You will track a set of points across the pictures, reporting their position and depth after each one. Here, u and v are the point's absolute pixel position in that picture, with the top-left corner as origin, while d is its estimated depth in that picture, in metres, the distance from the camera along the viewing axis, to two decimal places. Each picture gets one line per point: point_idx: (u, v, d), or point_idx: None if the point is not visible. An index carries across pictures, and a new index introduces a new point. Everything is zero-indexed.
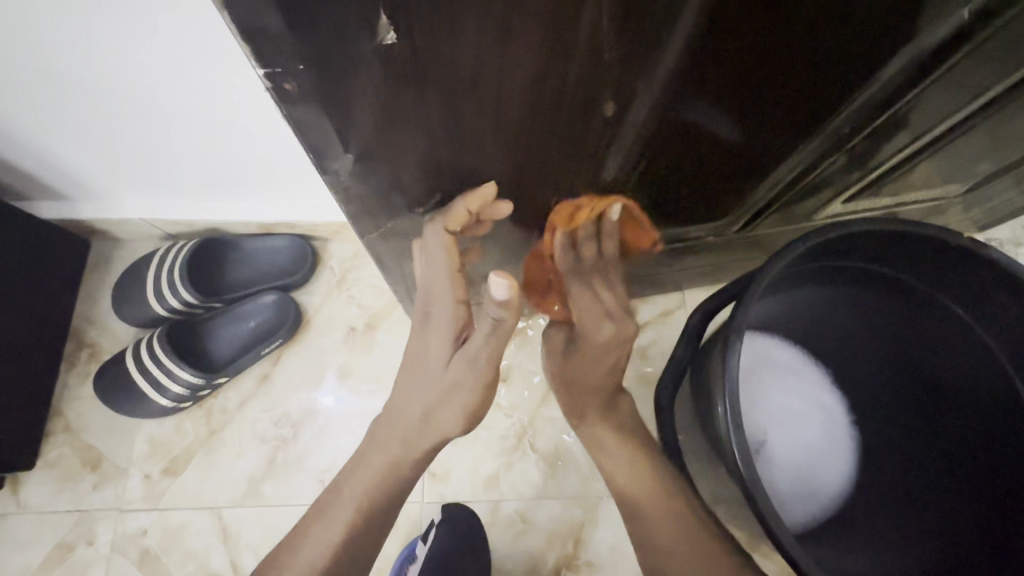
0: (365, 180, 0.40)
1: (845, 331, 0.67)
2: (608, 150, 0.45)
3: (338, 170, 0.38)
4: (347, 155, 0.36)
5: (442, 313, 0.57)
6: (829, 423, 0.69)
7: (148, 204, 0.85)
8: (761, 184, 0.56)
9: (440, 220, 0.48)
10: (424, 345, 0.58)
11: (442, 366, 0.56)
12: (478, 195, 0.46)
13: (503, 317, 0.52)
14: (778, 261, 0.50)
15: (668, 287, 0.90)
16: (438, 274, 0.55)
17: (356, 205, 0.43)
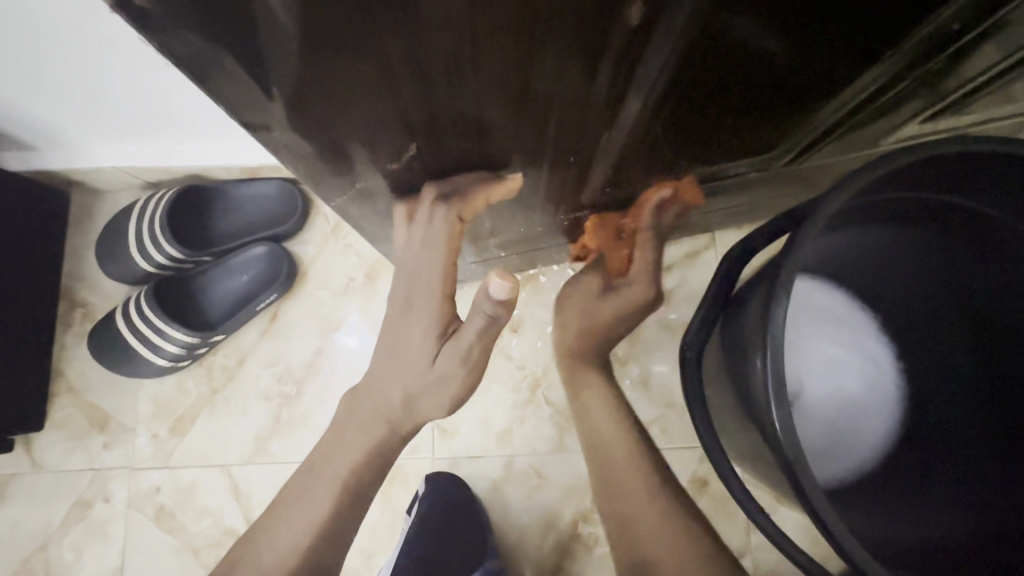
0: (309, 137, 0.32)
1: (899, 268, 0.54)
2: (629, 79, 0.34)
3: (267, 124, 0.30)
4: (270, 104, 0.28)
5: (425, 305, 0.53)
6: (872, 373, 0.58)
7: (119, 151, 0.77)
8: (824, 108, 0.45)
9: (454, 203, 0.45)
10: (405, 334, 0.54)
11: (429, 359, 0.54)
12: (501, 182, 0.45)
13: (496, 314, 0.50)
14: (838, 202, 0.41)
15: (697, 226, 0.80)
16: (432, 264, 0.51)
17: (307, 165, 0.35)
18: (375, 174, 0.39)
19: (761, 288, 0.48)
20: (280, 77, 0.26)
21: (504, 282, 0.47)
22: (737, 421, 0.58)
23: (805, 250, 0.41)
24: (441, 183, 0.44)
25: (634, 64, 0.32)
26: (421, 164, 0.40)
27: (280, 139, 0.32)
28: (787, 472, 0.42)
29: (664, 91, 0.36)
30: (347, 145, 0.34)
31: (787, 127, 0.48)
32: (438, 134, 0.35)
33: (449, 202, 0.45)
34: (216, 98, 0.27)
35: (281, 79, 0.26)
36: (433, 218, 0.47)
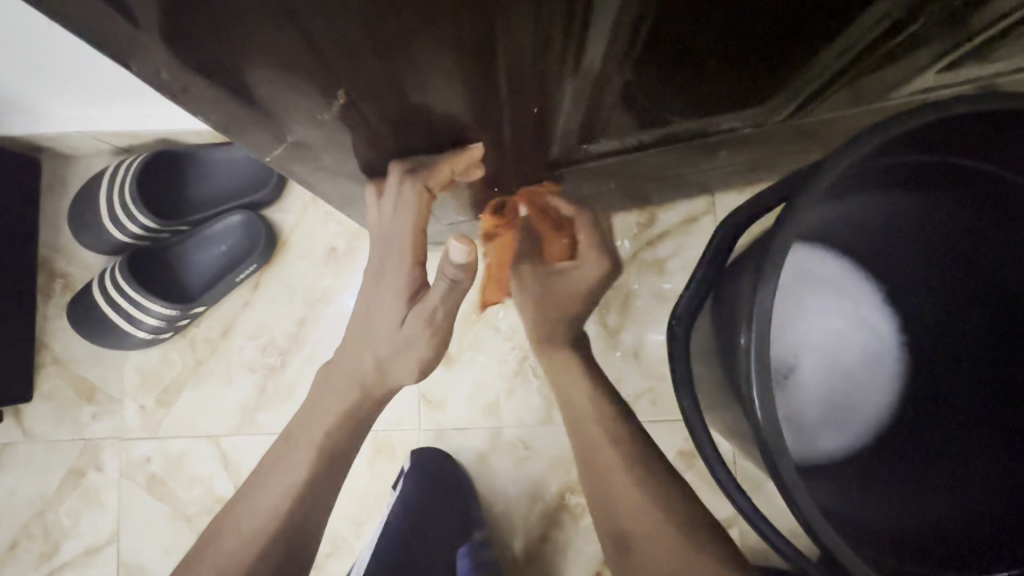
0: (210, 82, 0.27)
1: (903, 236, 0.50)
2: (592, 13, 0.29)
3: (155, 64, 0.25)
4: (144, 33, 0.23)
5: (395, 270, 0.50)
6: (873, 349, 0.54)
7: (82, 115, 0.74)
8: (830, 49, 0.40)
9: (423, 174, 0.42)
10: (375, 303, 0.52)
11: (397, 325, 0.51)
12: (467, 152, 0.43)
13: (458, 280, 0.51)
14: (839, 160, 0.36)
15: (693, 189, 0.75)
16: (399, 229, 0.48)
17: (222, 117, 0.30)
18: (309, 127, 0.33)
19: (752, 258, 0.44)
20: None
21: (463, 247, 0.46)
22: (727, 399, 0.55)
23: (802, 213, 0.37)
24: (409, 160, 0.41)
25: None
26: (367, 118, 0.35)
27: (178, 86, 0.27)
28: (766, 459, 0.39)
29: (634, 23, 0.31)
30: (262, 93, 0.29)
31: (787, 72, 0.43)
32: (376, 82, 0.30)
33: (417, 175, 0.42)
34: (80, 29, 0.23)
35: (145, 1, 0.21)
36: (403, 190, 0.44)
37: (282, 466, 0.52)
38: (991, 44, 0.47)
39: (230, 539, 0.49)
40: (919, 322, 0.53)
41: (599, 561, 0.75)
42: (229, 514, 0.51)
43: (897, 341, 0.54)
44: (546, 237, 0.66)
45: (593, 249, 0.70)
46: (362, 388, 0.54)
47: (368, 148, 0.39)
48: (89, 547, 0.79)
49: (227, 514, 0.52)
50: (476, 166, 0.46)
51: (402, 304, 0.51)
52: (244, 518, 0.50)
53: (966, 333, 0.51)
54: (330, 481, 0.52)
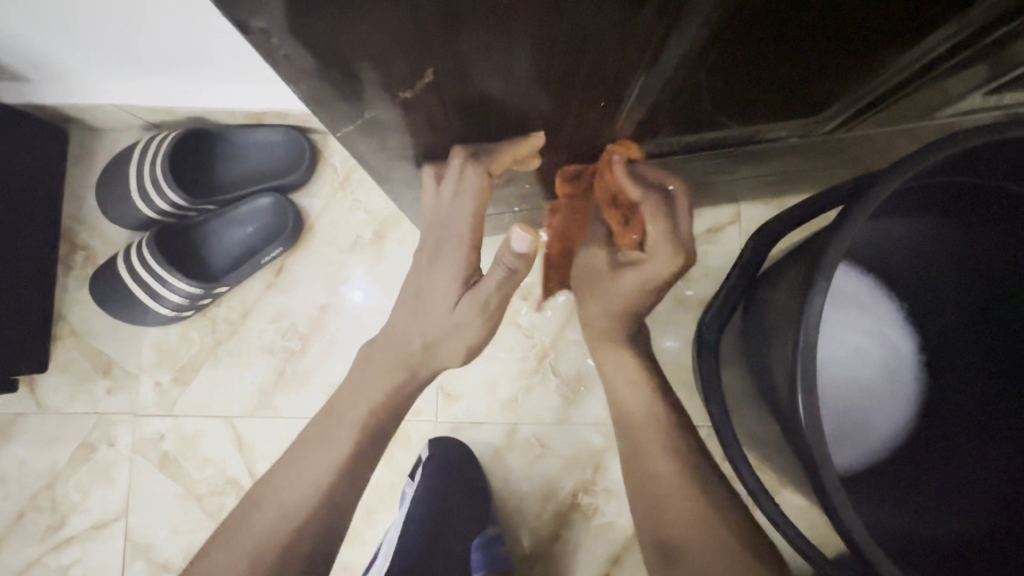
0: (311, 51, 0.27)
1: (928, 258, 0.50)
2: (690, 6, 0.30)
3: (268, 28, 0.25)
4: (270, 0, 0.24)
5: (452, 253, 0.51)
6: (893, 365, 0.54)
7: (118, 88, 0.74)
8: (891, 65, 0.41)
9: (486, 161, 0.44)
10: (428, 288, 0.52)
11: (449, 306, 0.51)
12: (529, 141, 0.44)
13: (515, 269, 0.50)
14: (899, 173, 0.37)
15: (722, 199, 0.76)
16: (459, 213, 0.49)
17: (309, 85, 0.31)
18: (388, 115, 0.34)
19: (798, 268, 0.45)
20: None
21: (526, 234, 0.46)
22: (754, 409, 0.55)
23: (859, 224, 0.38)
24: (472, 145, 0.43)
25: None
26: (441, 101, 0.36)
27: (281, 53, 0.27)
28: (808, 468, 0.39)
29: (720, 20, 0.32)
30: (361, 69, 0.30)
31: (842, 87, 0.44)
32: (463, 62, 0.31)
33: (479, 161, 0.44)
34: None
35: None
36: (464, 175, 0.45)
37: (327, 441, 0.53)
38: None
39: (274, 511, 0.50)
40: (937, 345, 0.53)
41: (608, 562, 0.76)
42: (268, 485, 0.52)
43: (913, 358, 0.54)
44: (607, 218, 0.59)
45: (671, 242, 0.57)
46: (409, 375, 0.54)
47: (432, 135, 0.39)
48: (97, 522, 0.79)
49: (263, 488, 0.53)
50: (534, 154, 0.48)
51: (456, 286, 0.51)
52: (286, 492, 0.50)
53: (990, 352, 0.50)
54: (365, 461, 0.53)
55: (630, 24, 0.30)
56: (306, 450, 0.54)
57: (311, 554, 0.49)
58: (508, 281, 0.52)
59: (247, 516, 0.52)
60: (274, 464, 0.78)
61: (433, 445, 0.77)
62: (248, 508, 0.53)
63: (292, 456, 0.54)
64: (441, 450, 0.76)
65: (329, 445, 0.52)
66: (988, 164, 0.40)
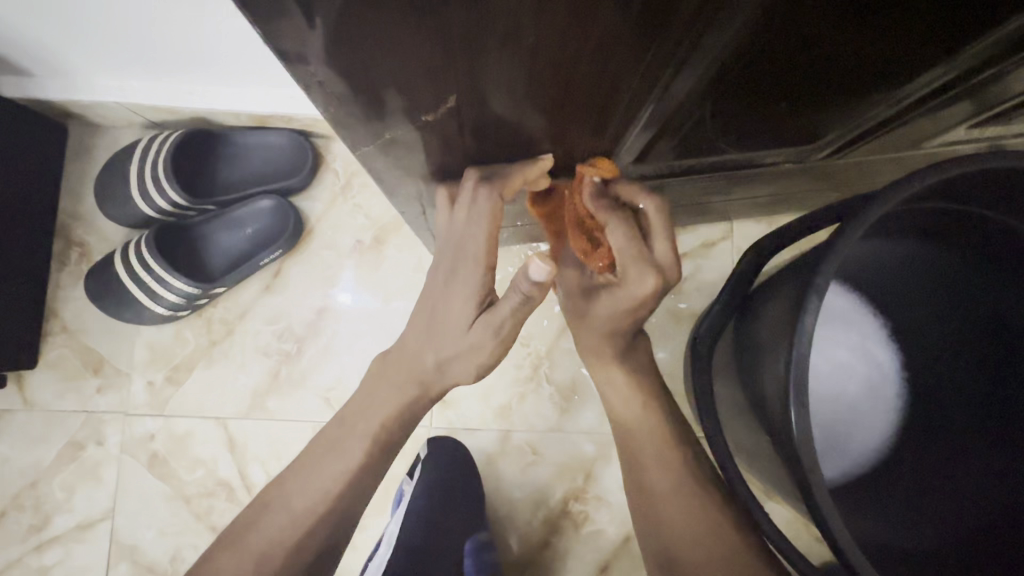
0: (345, 79, 0.29)
1: (912, 281, 0.53)
2: (696, 39, 0.32)
3: (304, 55, 0.27)
4: (314, 37, 0.25)
5: (467, 275, 0.50)
6: (876, 380, 0.56)
7: (123, 85, 0.74)
8: (882, 99, 0.43)
9: (497, 183, 0.46)
10: (443, 303, 0.52)
11: (465, 328, 0.52)
12: (537, 163, 0.47)
13: (532, 295, 0.50)
14: (889, 197, 0.39)
15: (715, 216, 0.78)
16: (474, 233, 0.48)
17: (338, 109, 0.32)
18: (408, 129, 0.36)
19: (792, 286, 0.46)
20: (328, 2, 0.23)
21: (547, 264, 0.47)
22: (744, 420, 0.57)
23: (848, 246, 0.39)
24: (484, 167, 0.46)
25: (714, 14, 0.29)
26: (459, 125, 0.37)
27: (315, 80, 0.29)
28: (798, 476, 0.41)
29: (729, 54, 0.34)
30: (386, 94, 0.31)
31: (834, 118, 0.46)
32: (484, 91, 0.33)
33: (491, 183, 0.46)
34: (259, 30, 0.25)
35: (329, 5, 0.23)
36: (477, 198, 0.46)
37: (335, 447, 0.54)
38: (1009, 113, 0.51)
39: (280, 514, 0.51)
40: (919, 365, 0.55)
41: (596, 569, 0.77)
42: (273, 491, 0.54)
43: (896, 373, 0.56)
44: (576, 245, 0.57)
45: (644, 268, 0.47)
46: (411, 379, 0.55)
47: (446, 146, 0.41)
48: (81, 522, 0.78)
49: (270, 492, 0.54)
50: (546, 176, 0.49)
51: (472, 308, 0.51)
52: (295, 493, 0.52)
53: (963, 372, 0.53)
54: (372, 469, 0.54)
55: (643, 55, 0.32)
56: (310, 457, 0.54)
57: (310, 556, 0.50)
58: (523, 308, 0.51)
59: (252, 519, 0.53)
60: (266, 467, 0.78)
61: (429, 444, 0.78)
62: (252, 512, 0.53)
63: (299, 462, 0.55)
64: (439, 451, 0.77)
65: (334, 451, 0.53)
66: (968, 196, 0.43)
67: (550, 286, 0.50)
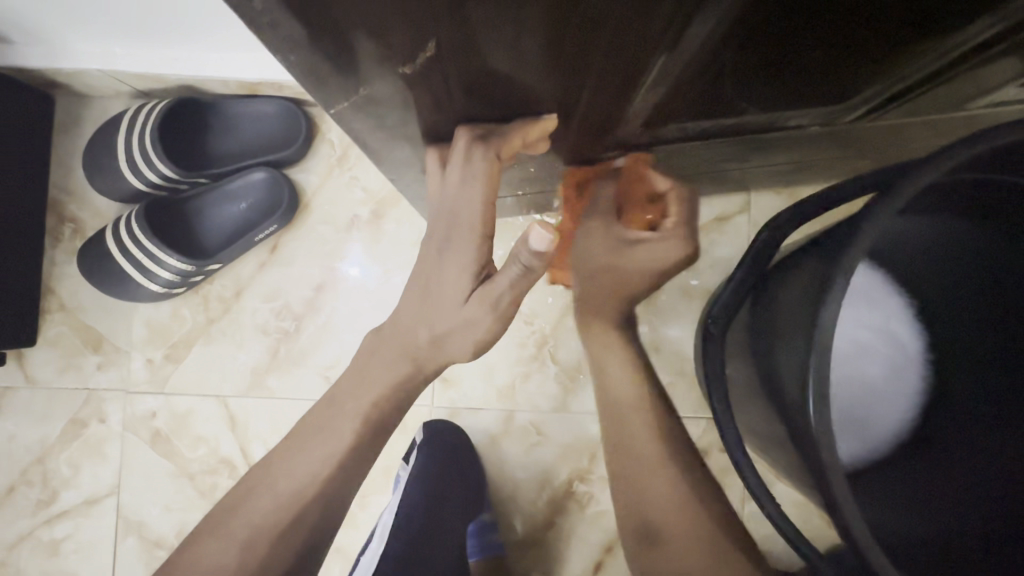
0: (303, 22, 0.25)
1: (946, 258, 0.48)
2: None
3: None
4: None
5: (462, 244, 0.48)
6: (899, 362, 0.52)
7: (105, 51, 0.70)
8: (928, 52, 0.38)
9: (496, 142, 0.42)
10: (437, 278, 0.50)
11: (460, 302, 0.49)
12: (540, 122, 0.42)
13: (531, 266, 0.48)
14: (932, 165, 0.34)
15: (734, 186, 0.73)
16: (469, 199, 0.46)
17: (300, 60, 0.29)
18: (386, 80, 0.32)
19: (817, 262, 0.42)
20: None
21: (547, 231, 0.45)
22: (757, 403, 0.54)
23: (885, 218, 0.35)
24: (477, 125, 0.41)
25: None
26: (446, 78, 0.33)
27: (264, 22, 0.25)
28: (814, 467, 0.38)
29: None
30: (351, 38, 0.27)
31: (871, 74, 0.41)
32: (470, 36, 0.29)
33: (488, 143, 0.42)
34: None
35: None
36: (471, 158, 0.43)
37: (328, 431, 0.53)
38: None
39: (272, 495, 0.50)
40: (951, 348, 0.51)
41: (601, 550, 0.75)
42: (263, 473, 0.53)
43: (919, 355, 0.52)
44: (632, 205, 0.62)
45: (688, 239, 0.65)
46: (405, 366, 0.52)
47: (436, 106, 0.37)
48: (89, 498, 0.78)
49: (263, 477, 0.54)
50: (545, 138, 0.46)
51: (469, 279, 0.49)
52: (289, 476, 0.51)
53: (1007, 357, 0.48)
54: (370, 451, 0.53)
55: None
56: (303, 439, 0.53)
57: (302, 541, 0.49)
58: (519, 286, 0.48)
59: (247, 502, 0.52)
60: (267, 445, 0.77)
61: (426, 427, 0.76)
62: (245, 494, 0.53)
63: (291, 445, 0.53)
64: (435, 434, 0.76)
65: (329, 436, 0.52)
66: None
67: (550, 256, 0.48)
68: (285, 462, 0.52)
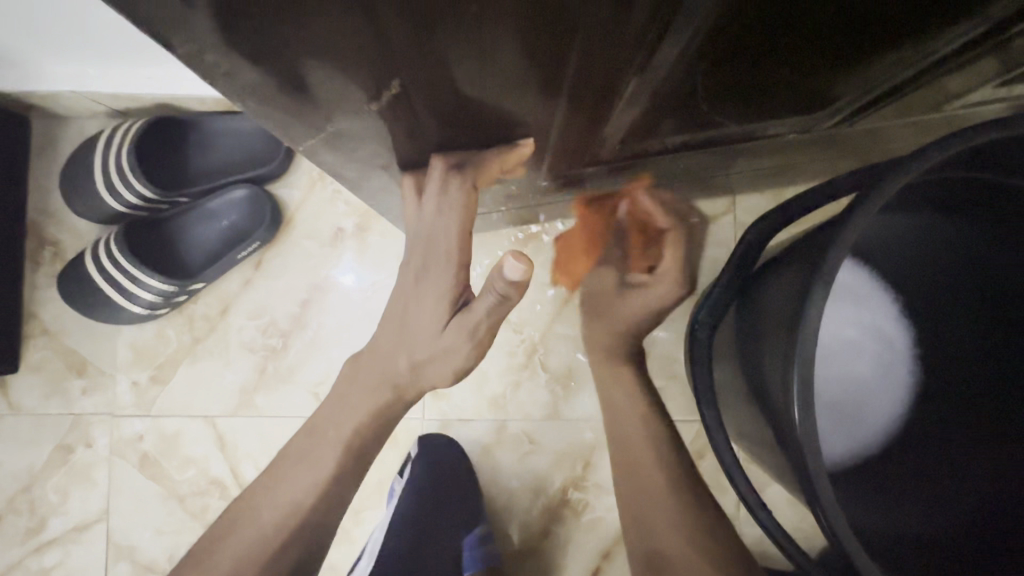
0: (258, 68, 0.25)
1: (927, 257, 0.48)
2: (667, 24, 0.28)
3: (193, 42, 0.23)
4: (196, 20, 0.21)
5: (439, 273, 0.48)
6: (885, 360, 0.52)
7: (78, 74, 0.70)
8: (900, 62, 0.38)
9: (472, 174, 0.43)
10: (414, 303, 0.49)
11: (438, 331, 0.49)
12: (516, 150, 0.43)
13: (507, 296, 0.47)
14: (903, 176, 0.34)
15: (719, 189, 0.73)
16: (445, 228, 0.46)
17: (257, 101, 0.28)
18: (353, 118, 0.32)
19: (798, 270, 0.42)
20: None
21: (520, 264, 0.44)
22: (745, 409, 0.54)
23: (862, 227, 0.35)
24: (451, 155, 0.41)
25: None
26: (415, 111, 0.33)
27: (219, 70, 0.25)
28: (801, 475, 0.37)
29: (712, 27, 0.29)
30: (308, 85, 0.28)
31: (845, 85, 0.41)
32: (431, 68, 0.29)
33: (463, 171, 0.42)
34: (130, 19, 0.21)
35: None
36: (448, 187, 0.43)
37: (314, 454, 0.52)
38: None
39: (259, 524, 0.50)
40: (937, 348, 0.50)
41: (597, 557, 0.75)
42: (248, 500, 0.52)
43: (907, 352, 0.52)
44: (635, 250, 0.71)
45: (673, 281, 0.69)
46: (392, 384, 0.52)
47: (411, 139, 0.37)
48: (78, 524, 0.77)
49: (249, 503, 0.53)
50: (520, 163, 0.46)
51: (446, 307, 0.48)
52: (276, 504, 0.50)
53: (992, 354, 0.47)
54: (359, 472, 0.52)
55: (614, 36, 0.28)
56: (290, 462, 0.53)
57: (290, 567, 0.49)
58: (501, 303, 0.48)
59: (232, 529, 0.52)
60: (258, 464, 0.76)
61: (420, 442, 0.76)
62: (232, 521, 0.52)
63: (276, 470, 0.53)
64: (430, 448, 0.76)
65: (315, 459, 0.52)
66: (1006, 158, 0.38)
67: (526, 285, 0.47)
68: (271, 488, 0.52)
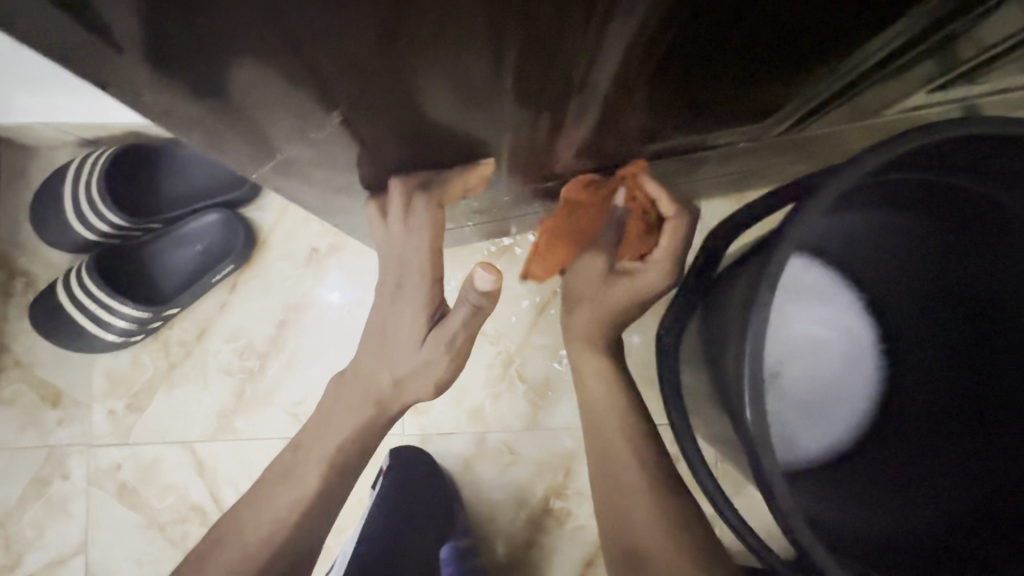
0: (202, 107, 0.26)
1: (880, 256, 0.50)
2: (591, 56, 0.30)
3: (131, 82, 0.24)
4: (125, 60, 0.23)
5: (414, 289, 0.50)
6: (852, 355, 0.53)
7: (46, 106, 0.70)
8: (828, 73, 0.41)
9: (438, 191, 0.45)
10: (392, 319, 0.51)
11: (417, 344, 0.50)
12: (479, 168, 0.45)
13: (481, 305, 0.51)
14: (838, 183, 0.36)
15: (684, 196, 0.75)
16: (415, 245, 0.49)
17: (198, 126, 0.29)
18: (292, 145, 0.34)
19: (749, 275, 0.44)
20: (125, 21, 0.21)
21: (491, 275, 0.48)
22: (713, 411, 0.55)
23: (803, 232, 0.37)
24: (414, 176, 0.43)
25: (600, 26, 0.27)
26: (364, 134, 0.35)
27: (158, 96, 0.27)
28: (756, 471, 0.39)
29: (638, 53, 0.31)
30: (249, 108, 0.29)
31: (782, 95, 0.44)
32: (372, 95, 0.30)
33: (428, 190, 0.44)
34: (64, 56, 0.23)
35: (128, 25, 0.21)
36: (413, 206, 0.45)
37: (288, 475, 0.52)
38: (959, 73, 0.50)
39: (234, 548, 0.50)
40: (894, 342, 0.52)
41: (582, 566, 0.75)
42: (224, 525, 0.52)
43: (873, 346, 0.53)
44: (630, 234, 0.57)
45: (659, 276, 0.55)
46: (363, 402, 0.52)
47: (366, 161, 0.39)
48: (55, 558, 0.76)
49: (223, 525, 0.53)
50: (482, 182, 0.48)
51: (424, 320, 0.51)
52: (250, 527, 0.51)
53: (945, 348, 0.49)
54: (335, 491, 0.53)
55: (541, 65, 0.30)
56: (265, 484, 0.53)
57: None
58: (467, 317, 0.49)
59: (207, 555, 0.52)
60: (238, 488, 0.76)
61: (391, 454, 0.76)
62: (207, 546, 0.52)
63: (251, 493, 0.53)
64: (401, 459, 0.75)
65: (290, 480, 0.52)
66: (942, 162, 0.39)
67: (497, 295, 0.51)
68: (246, 511, 0.52)
